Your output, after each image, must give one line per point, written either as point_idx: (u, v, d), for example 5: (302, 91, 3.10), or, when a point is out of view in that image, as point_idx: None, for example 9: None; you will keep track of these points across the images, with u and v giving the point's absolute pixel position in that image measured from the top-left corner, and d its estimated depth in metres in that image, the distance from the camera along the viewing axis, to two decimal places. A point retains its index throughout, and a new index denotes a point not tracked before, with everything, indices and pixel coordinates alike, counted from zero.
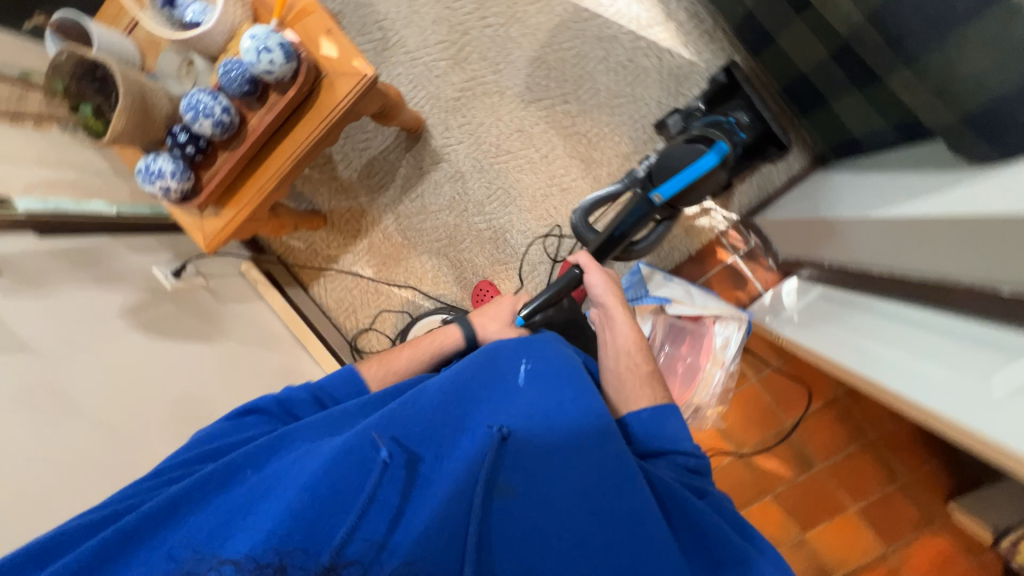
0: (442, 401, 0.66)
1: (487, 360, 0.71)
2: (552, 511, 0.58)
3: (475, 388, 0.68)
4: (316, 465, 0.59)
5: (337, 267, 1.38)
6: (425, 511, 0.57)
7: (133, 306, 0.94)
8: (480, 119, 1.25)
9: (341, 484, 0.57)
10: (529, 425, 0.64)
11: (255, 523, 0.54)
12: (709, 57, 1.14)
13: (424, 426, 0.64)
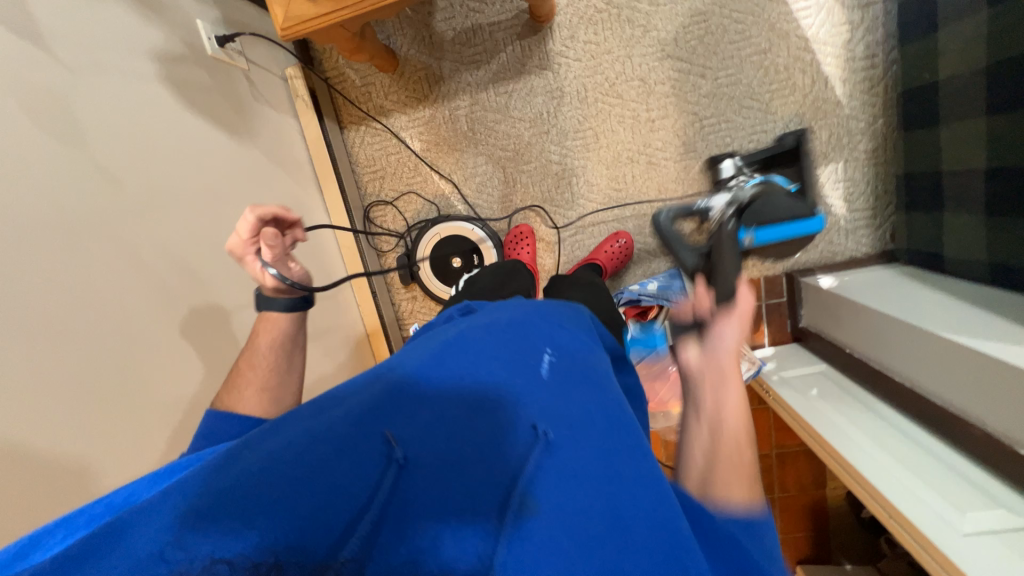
0: (449, 354, 0.47)
1: (508, 323, 0.53)
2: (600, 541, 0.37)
3: (495, 346, 0.48)
4: (297, 438, 0.39)
5: (385, 123, 1.23)
6: (438, 521, 0.36)
7: (166, 52, 0.77)
8: (610, 46, 1.12)
9: (323, 476, 0.37)
10: (566, 415, 0.44)
11: (218, 513, 0.35)
12: (857, 107, 1.08)
13: (430, 398, 0.43)
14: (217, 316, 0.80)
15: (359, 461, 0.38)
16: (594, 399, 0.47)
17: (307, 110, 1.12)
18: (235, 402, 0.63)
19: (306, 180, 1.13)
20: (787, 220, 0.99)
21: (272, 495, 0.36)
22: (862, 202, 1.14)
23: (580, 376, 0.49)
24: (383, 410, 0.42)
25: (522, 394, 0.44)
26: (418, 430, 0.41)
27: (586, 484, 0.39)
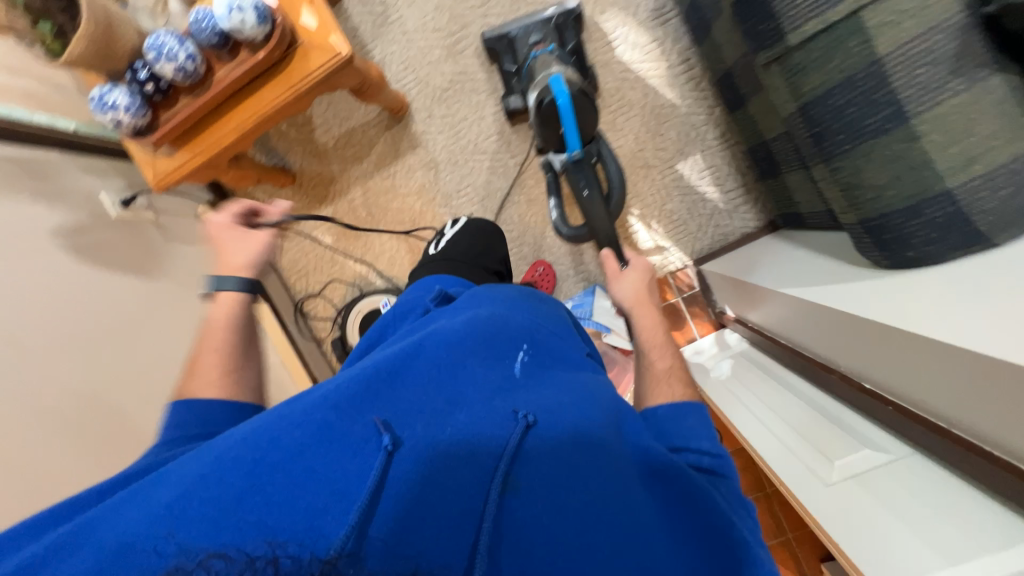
0: (432, 362, 0.54)
1: (483, 328, 0.60)
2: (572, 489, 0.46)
3: (479, 343, 0.59)
4: (289, 428, 0.44)
5: (297, 229, 1.38)
6: (436, 493, 0.43)
7: (70, 227, 0.93)
8: (465, 114, 1.26)
9: (318, 464, 0.42)
10: (542, 401, 0.53)
11: (216, 503, 0.39)
12: (691, 104, 1.18)
13: (413, 398, 0.50)
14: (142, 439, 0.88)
15: (357, 450, 0.44)
16: (562, 391, 0.56)
17: None
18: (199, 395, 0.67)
19: None
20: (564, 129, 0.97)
21: (270, 487, 0.40)
22: (733, 182, 1.20)
23: (547, 377, 0.59)
24: (370, 403, 0.48)
25: (499, 389, 0.54)
26: (410, 420, 0.48)
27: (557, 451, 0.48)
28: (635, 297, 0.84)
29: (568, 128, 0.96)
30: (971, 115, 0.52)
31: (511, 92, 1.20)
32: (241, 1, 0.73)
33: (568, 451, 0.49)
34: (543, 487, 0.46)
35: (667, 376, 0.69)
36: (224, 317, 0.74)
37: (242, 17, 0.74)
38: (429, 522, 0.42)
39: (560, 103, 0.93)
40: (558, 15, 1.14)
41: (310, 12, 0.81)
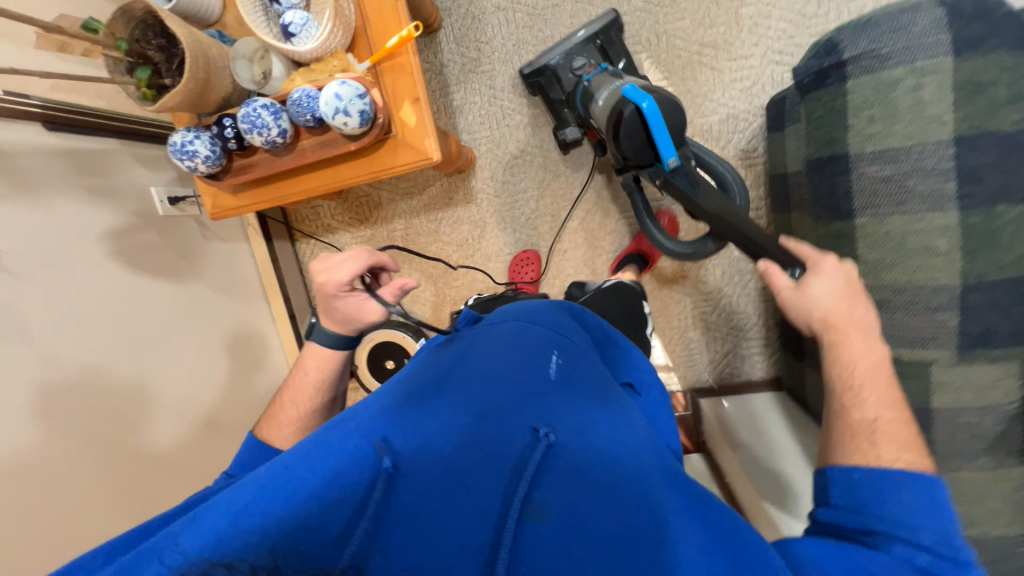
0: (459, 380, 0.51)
1: (513, 340, 0.57)
2: (601, 514, 0.40)
3: (507, 355, 0.54)
4: (307, 455, 0.43)
5: (330, 240, 1.37)
6: (446, 519, 0.39)
7: (117, 231, 0.92)
8: (526, 188, 1.24)
9: (321, 481, 0.40)
10: (572, 415, 0.49)
11: (220, 526, 0.37)
12: (745, 251, 1.18)
13: (433, 416, 0.46)
14: (160, 455, 0.92)
15: (359, 467, 0.41)
16: (598, 412, 0.51)
17: (257, 236, 1.27)
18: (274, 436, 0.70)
19: (256, 298, 1.27)
20: (653, 141, 0.73)
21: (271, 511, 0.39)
22: (755, 332, 1.23)
23: (583, 387, 0.54)
24: (387, 420, 0.46)
25: (524, 400, 0.49)
26: (428, 436, 0.44)
27: (580, 472, 0.43)
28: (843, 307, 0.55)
29: (658, 141, 0.72)
30: (988, 491, 0.57)
31: (563, 122, 1.09)
32: (349, 108, 0.70)
33: (598, 477, 0.43)
34: (567, 515, 0.40)
35: (872, 430, 0.47)
36: (317, 366, 0.74)
37: (345, 120, 0.71)
38: (428, 551, 0.38)
39: (644, 110, 0.70)
40: (605, 26, 1.01)
41: (412, 110, 0.78)
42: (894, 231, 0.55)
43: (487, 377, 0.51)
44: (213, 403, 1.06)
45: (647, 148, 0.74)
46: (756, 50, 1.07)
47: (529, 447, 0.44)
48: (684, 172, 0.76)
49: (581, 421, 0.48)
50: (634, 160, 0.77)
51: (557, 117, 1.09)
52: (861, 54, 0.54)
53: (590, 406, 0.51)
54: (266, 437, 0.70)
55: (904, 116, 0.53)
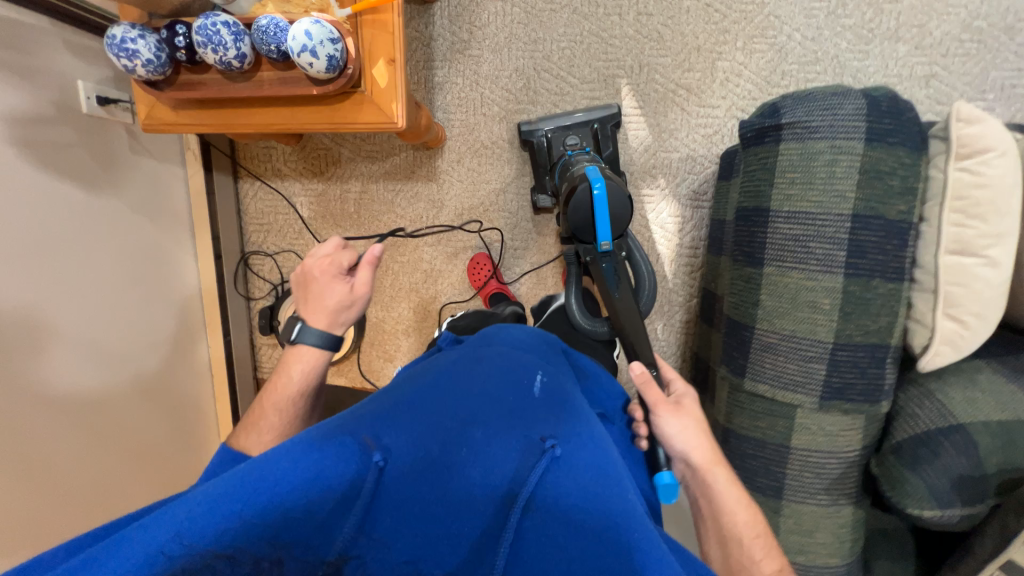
0: (451, 390, 0.54)
1: (511, 360, 0.60)
2: (583, 517, 0.45)
3: (504, 373, 0.58)
4: (309, 449, 0.43)
5: (278, 186, 1.29)
6: (448, 511, 0.45)
7: (27, 117, 0.82)
8: (489, 181, 1.25)
9: (339, 475, 0.42)
10: (562, 418, 0.53)
11: (230, 523, 0.38)
12: (679, 284, 1.25)
13: (430, 419, 0.50)
14: (33, 378, 0.84)
15: (358, 474, 0.43)
16: (588, 425, 0.54)
17: (195, 162, 1.18)
18: (246, 442, 0.67)
19: (180, 228, 1.18)
20: (594, 223, 0.87)
21: (268, 506, 0.39)
22: (673, 361, 1.30)
23: (569, 395, 0.58)
24: (387, 428, 0.47)
25: (516, 413, 0.52)
26: (438, 448, 0.47)
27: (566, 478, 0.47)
28: (705, 456, 0.65)
29: (597, 224, 0.87)
30: (822, 523, 0.66)
31: (541, 188, 1.16)
32: (316, 49, 0.67)
33: (580, 483, 0.47)
34: (555, 515, 0.45)
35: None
36: (303, 370, 0.71)
37: (311, 61, 0.69)
38: (420, 542, 0.43)
39: (595, 194, 0.85)
40: (602, 119, 1.11)
41: (385, 71, 0.76)
42: (790, 284, 0.63)
43: (484, 388, 0.55)
44: (98, 331, 0.96)
45: (588, 228, 0.88)
46: (723, 102, 1.15)
47: (531, 452, 0.48)
48: (610, 258, 0.92)
49: (573, 426, 0.52)
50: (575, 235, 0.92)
51: (539, 184, 1.16)
52: (794, 122, 0.61)
53: (578, 411, 0.55)
54: (239, 445, 0.66)
55: (818, 185, 0.60)
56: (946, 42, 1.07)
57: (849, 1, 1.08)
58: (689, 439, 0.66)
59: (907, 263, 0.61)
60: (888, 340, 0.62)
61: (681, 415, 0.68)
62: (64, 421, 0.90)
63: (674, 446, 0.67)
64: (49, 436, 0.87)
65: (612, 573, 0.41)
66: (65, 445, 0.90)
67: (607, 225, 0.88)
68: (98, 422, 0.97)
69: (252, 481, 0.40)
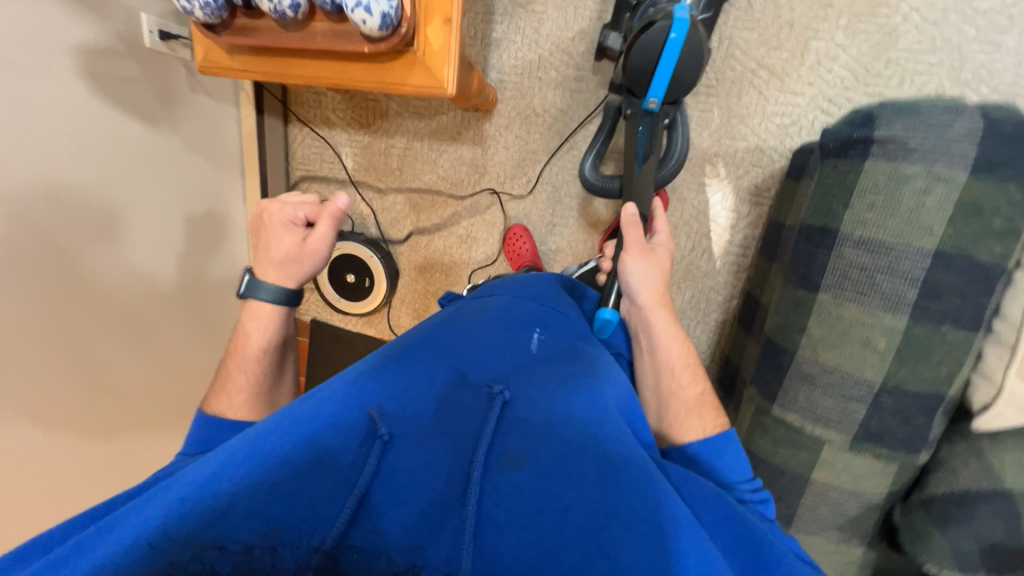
0: (429, 350, 0.56)
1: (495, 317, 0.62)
2: (562, 472, 0.43)
3: (485, 330, 0.60)
4: (286, 417, 0.45)
5: (325, 134, 1.29)
6: (425, 466, 0.44)
7: (93, 50, 0.84)
8: (536, 151, 1.20)
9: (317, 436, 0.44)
10: (539, 378, 0.54)
11: (218, 496, 0.40)
12: (720, 283, 1.19)
13: (409, 381, 0.51)
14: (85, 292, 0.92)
15: (342, 434, 0.45)
16: (569, 373, 0.54)
17: (249, 104, 1.19)
18: (217, 407, 0.70)
19: (231, 169, 1.21)
20: (655, 71, 0.83)
21: (250, 478, 0.41)
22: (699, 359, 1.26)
23: (556, 357, 0.58)
24: (367, 391, 0.49)
25: (498, 372, 0.55)
26: (413, 408, 0.49)
27: (544, 430, 0.47)
28: (652, 294, 0.73)
29: (655, 78, 0.83)
30: (825, 557, 0.65)
31: (616, 25, 0.97)
32: (371, 6, 0.64)
33: (560, 427, 0.47)
34: (540, 462, 0.44)
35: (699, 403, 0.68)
36: (258, 329, 0.74)
37: (365, 18, 0.66)
38: (416, 502, 0.42)
39: (672, 37, 0.78)
40: None
41: (439, 33, 0.72)
42: (845, 317, 0.58)
43: (461, 347, 0.57)
44: (153, 262, 1.03)
45: (646, 76, 0.84)
46: (808, 90, 1.02)
47: (500, 405, 0.49)
48: (650, 120, 0.89)
49: (549, 381, 0.53)
50: (629, 78, 0.87)
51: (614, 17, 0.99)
52: (889, 137, 0.53)
53: (557, 367, 0.56)
54: (212, 410, 0.69)
55: (901, 213, 0.53)
56: None
57: None
58: (645, 278, 0.73)
59: (987, 314, 0.54)
60: (943, 391, 0.57)
61: (639, 257, 0.75)
62: (115, 334, 0.99)
63: (631, 287, 0.74)
64: (101, 339, 0.96)
65: (592, 536, 0.39)
66: (115, 350, 0.99)
67: (661, 82, 0.83)
68: (144, 333, 1.06)
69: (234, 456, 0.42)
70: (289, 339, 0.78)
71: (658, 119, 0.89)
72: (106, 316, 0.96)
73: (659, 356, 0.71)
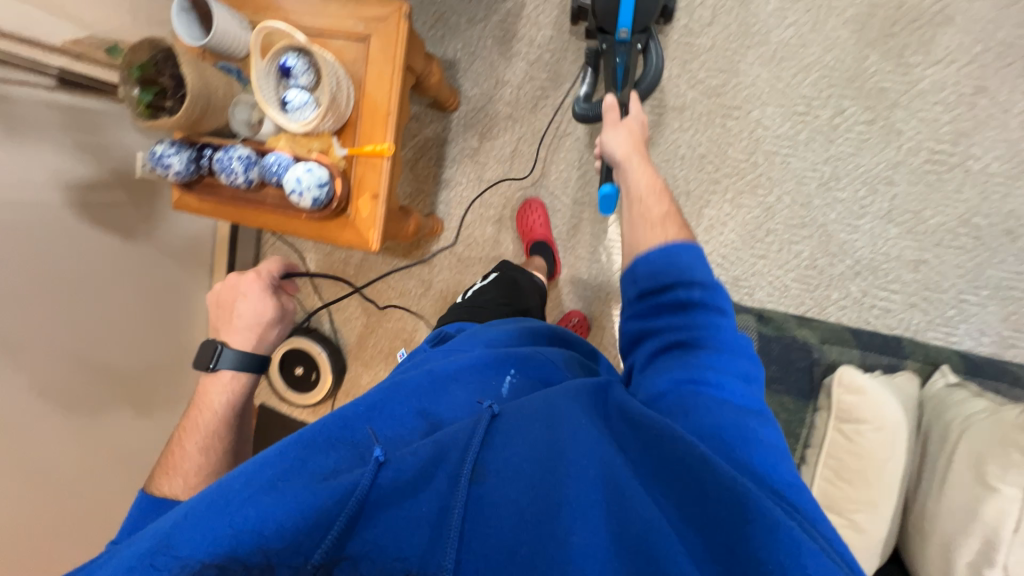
0: (414, 390, 0.59)
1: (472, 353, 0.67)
2: (530, 486, 0.47)
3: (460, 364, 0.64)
4: (276, 451, 0.50)
5: (293, 240, 1.45)
6: (408, 482, 0.48)
7: (87, 184, 1.00)
8: (477, 273, 1.34)
9: (306, 466, 0.48)
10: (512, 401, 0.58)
11: (214, 521, 0.43)
12: None
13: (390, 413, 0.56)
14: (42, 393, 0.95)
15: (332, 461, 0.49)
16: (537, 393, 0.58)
17: None
18: (167, 488, 0.65)
19: (200, 268, 1.35)
20: (619, 9, 1.03)
21: (241, 509, 0.44)
22: None
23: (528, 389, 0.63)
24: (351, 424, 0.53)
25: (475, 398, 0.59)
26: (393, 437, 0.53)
27: (511, 450, 0.50)
28: (625, 149, 0.87)
29: (621, 11, 1.02)
30: None
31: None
32: (304, 192, 0.79)
33: (529, 445, 0.50)
34: (508, 476, 0.48)
35: (672, 217, 0.74)
36: (220, 399, 0.73)
37: (299, 199, 0.81)
38: (402, 521, 0.46)
39: None
40: None
41: (365, 207, 0.88)
42: None
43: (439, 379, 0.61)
44: (110, 356, 1.10)
45: (612, 12, 1.04)
46: (706, 247, 1.18)
47: (476, 422, 0.53)
48: (625, 49, 1.08)
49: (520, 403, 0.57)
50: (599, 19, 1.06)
51: None
52: None
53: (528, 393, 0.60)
54: (159, 492, 0.64)
55: None
56: (939, 232, 1.07)
57: (843, 176, 1.10)
58: (617, 140, 0.88)
59: None
60: None
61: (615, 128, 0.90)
62: (68, 433, 1.00)
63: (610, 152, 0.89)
64: (43, 437, 0.95)
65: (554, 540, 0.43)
66: (57, 450, 0.97)
67: (626, 12, 1.02)
68: (94, 426, 1.06)
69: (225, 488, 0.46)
70: (249, 413, 0.78)
71: (631, 46, 1.07)
72: (51, 417, 0.97)
73: (628, 187, 0.82)
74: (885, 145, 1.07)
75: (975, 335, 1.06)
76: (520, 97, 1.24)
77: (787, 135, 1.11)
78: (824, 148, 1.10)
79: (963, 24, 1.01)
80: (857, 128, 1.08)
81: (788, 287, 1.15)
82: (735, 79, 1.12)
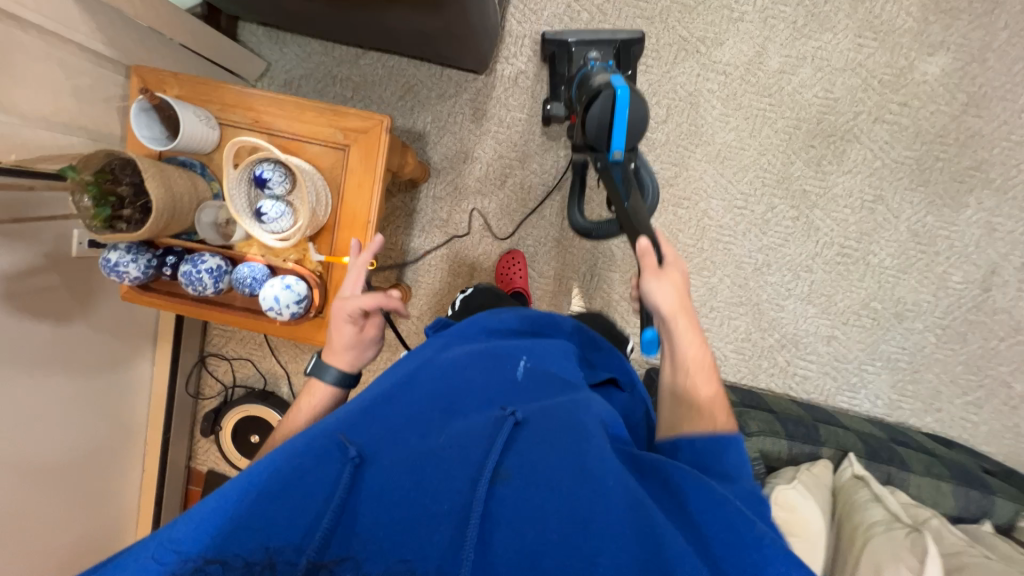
0: (435, 394, 0.58)
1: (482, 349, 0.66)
2: (545, 484, 0.48)
3: (469, 366, 0.62)
4: (287, 449, 0.48)
5: None
6: (420, 486, 0.47)
7: (16, 274, 0.90)
8: None
9: (315, 472, 0.46)
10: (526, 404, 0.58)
11: (221, 527, 0.42)
12: None
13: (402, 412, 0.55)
14: None
15: (341, 461, 0.47)
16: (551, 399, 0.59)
17: None
18: None
19: (142, 337, 1.26)
20: (612, 129, 0.92)
21: (255, 504, 0.44)
22: None
23: (540, 387, 0.63)
24: (355, 422, 0.52)
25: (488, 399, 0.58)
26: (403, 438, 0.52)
27: (523, 454, 0.51)
28: (673, 307, 0.66)
29: (615, 133, 0.92)
30: None
31: (555, 98, 1.17)
32: (282, 308, 0.78)
33: (543, 450, 0.51)
34: (524, 476, 0.48)
35: (713, 406, 0.62)
36: (319, 399, 0.71)
37: (275, 313, 0.80)
38: (407, 521, 0.45)
39: (618, 95, 0.90)
40: (625, 42, 1.12)
41: None
42: None
43: (449, 378, 0.60)
44: (38, 452, 1.00)
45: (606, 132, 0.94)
46: None
47: (495, 429, 0.52)
48: (619, 167, 0.96)
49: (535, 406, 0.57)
50: (590, 138, 0.96)
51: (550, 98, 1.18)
52: None
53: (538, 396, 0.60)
54: None
55: None
56: (847, 313, 1.25)
57: (773, 263, 1.25)
58: (663, 293, 0.67)
59: None
60: None
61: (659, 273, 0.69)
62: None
63: (649, 305, 0.69)
64: None
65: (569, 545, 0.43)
66: None
67: (620, 136, 0.92)
68: (20, 532, 0.97)
69: (237, 493, 0.44)
70: None
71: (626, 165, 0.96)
72: None
73: (676, 369, 0.65)
74: (807, 238, 1.23)
75: (871, 398, 1.27)
76: (489, 173, 1.28)
77: (729, 225, 1.24)
78: (759, 239, 1.24)
79: (867, 142, 1.18)
80: (784, 223, 1.23)
81: (728, 357, 1.29)
82: (685, 172, 1.23)
